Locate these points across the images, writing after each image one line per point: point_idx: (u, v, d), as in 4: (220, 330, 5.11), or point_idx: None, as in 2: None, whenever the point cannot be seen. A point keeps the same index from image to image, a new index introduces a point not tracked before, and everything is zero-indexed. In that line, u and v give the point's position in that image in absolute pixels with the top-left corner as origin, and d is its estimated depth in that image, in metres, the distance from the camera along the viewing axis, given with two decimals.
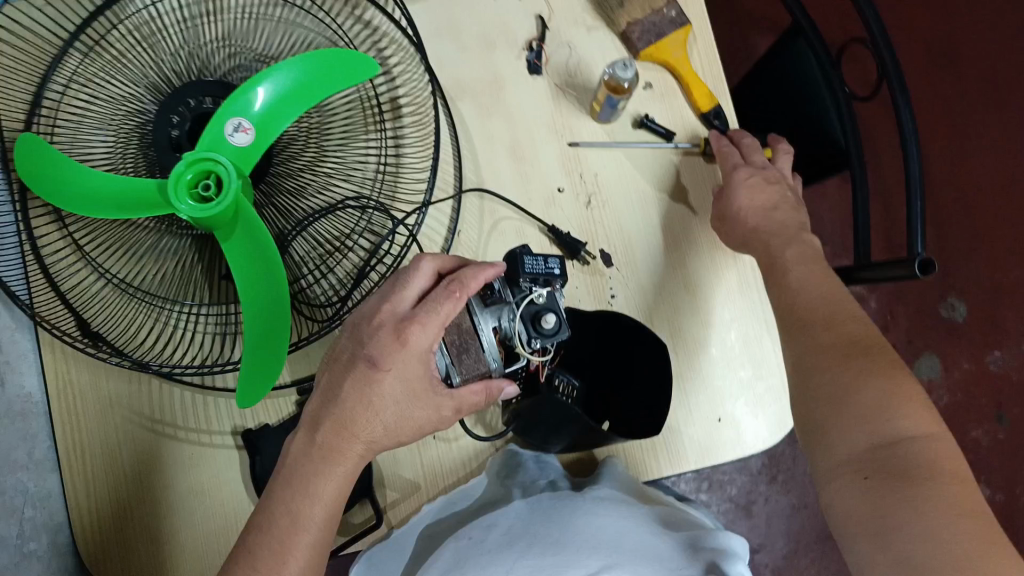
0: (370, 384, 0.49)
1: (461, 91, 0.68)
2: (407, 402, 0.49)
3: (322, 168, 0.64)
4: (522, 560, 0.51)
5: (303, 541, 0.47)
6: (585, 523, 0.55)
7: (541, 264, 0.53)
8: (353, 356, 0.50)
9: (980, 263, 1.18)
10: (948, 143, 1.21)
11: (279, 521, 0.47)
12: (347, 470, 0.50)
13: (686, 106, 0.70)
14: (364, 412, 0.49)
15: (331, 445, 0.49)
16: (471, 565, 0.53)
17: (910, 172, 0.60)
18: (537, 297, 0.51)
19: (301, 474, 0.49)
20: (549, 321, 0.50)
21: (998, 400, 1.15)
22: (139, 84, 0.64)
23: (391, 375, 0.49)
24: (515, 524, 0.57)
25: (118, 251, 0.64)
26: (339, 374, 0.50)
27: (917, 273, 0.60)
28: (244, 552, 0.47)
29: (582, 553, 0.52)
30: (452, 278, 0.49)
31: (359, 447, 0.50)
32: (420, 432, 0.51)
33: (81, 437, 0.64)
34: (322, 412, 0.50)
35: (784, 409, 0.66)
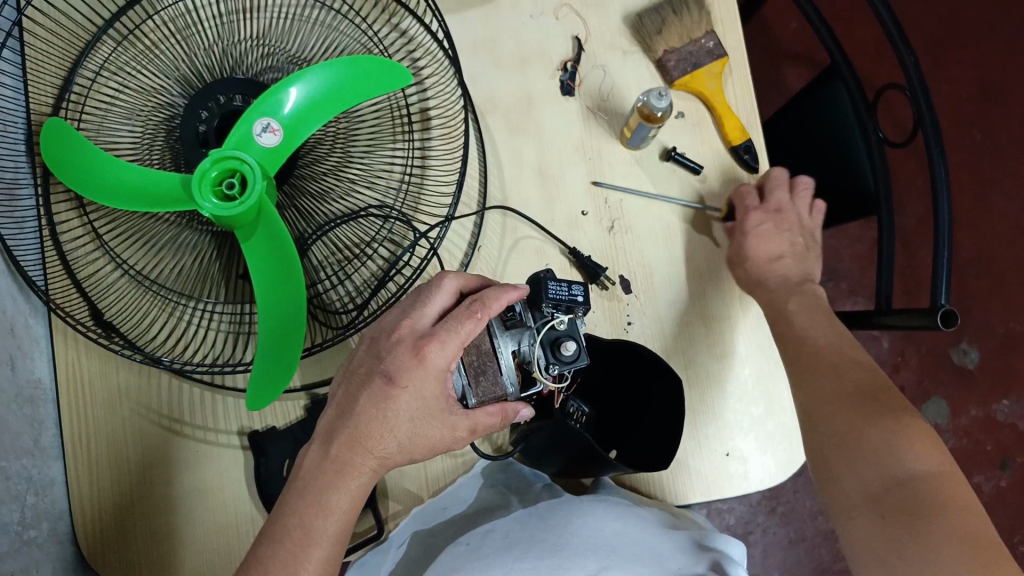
0: (386, 400, 0.49)
1: (493, 108, 0.68)
2: (422, 419, 0.49)
3: (347, 173, 0.63)
4: (520, 562, 0.51)
5: (314, 554, 0.47)
6: (581, 524, 0.55)
7: (565, 290, 0.51)
8: (371, 371, 0.50)
9: (995, 309, 1.18)
10: (971, 187, 1.21)
11: (291, 532, 0.47)
12: (360, 484, 0.49)
13: (717, 139, 0.70)
14: (378, 428, 0.49)
15: (344, 458, 0.49)
16: (469, 567, 0.52)
17: (938, 223, 0.60)
18: (558, 323, 0.50)
19: (314, 486, 0.49)
20: (569, 347, 0.50)
21: (1004, 447, 1.14)
22: (169, 76, 0.63)
23: (408, 392, 0.49)
24: (513, 528, 0.57)
25: (137, 243, 0.63)
26: (356, 387, 0.50)
27: (938, 325, 0.60)
28: (253, 560, 0.47)
29: (580, 555, 0.51)
30: (474, 297, 0.49)
31: (373, 462, 0.49)
32: (433, 450, 0.50)
33: (88, 428, 0.64)
34: (337, 425, 0.50)
35: (793, 447, 0.66)
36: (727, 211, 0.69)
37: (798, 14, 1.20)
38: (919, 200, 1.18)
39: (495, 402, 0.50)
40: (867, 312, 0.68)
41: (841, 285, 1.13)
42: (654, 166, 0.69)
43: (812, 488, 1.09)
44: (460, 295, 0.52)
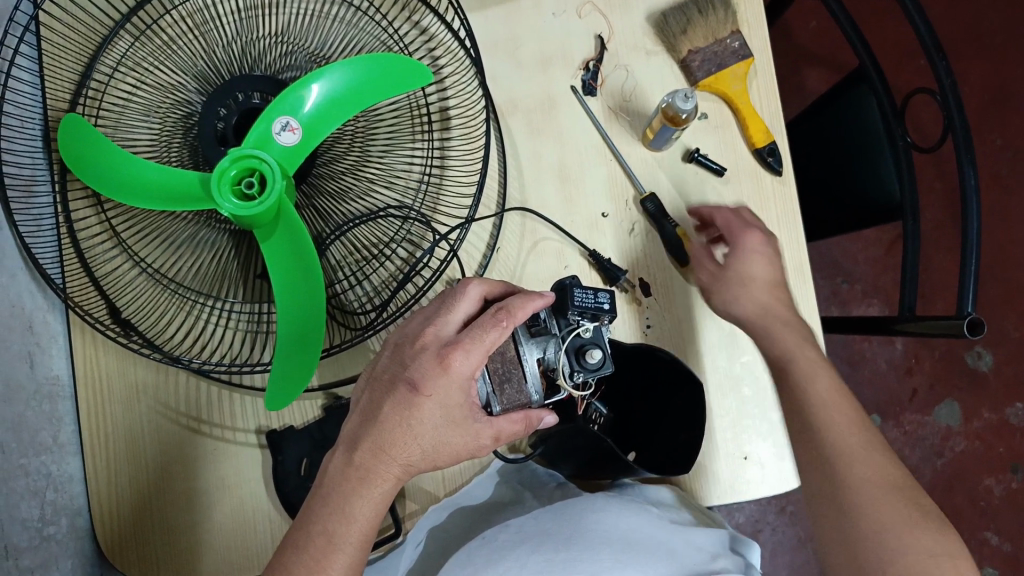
0: (411, 409, 0.48)
1: (514, 111, 0.68)
2: (446, 427, 0.49)
3: (366, 173, 0.63)
4: (535, 555, 0.51)
5: (338, 559, 0.47)
6: (594, 520, 0.54)
7: (591, 298, 0.50)
8: (395, 378, 0.50)
9: (1010, 313, 1.17)
10: (988, 190, 1.20)
11: (315, 539, 0.47)
12: (382, 493, 0.49)
13: (740, 141, 0.68)
14: (402, 436, 0.49)
15: (368, 466, 0.49)
16: (484, 560, 0.52)
17: (967, 234, 0.60)
18: (583, 330, 0.50)
19: (338, 493, 0.48)
20: (594, 355, 0.49)
21: (1016, 451, 1.14)
22: (187, 72, 0.63)
23: (432, 400, 0.48)
24: (526, 522, 0.57)
25: (156, 240, 0.63)
26: (380, 394, 0.50)
27: (963, 333, 0.59)
28: (276, 565, 0.47)
29: (594, 548, 0.51)
30: (498, 306, 0.48)
31: (397, 470, 0.49)
32: (456, 458, 0.50)
33: (106, 424, 0.64)
34: (360, 432, 0.50)
35: None
36: (650, 194, 0.66)
37: (818, 12, 1.19)
38: (935, 204, 1.17)
39: (518, 407, 0.50)
40: (886, 318, 0.67)
41: (857, 287, 1.12)
42: (676, 167, 0.68)
43: None
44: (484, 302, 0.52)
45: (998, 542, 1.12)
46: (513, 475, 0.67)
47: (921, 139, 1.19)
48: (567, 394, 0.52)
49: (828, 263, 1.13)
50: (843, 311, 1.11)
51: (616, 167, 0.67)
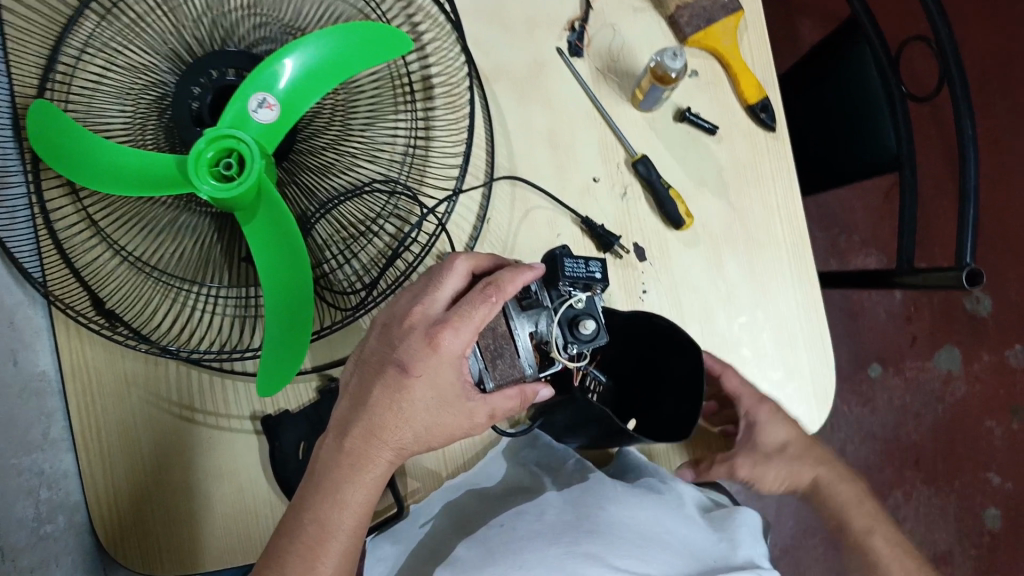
0: (400, 390, 0.47)
1: (499, 77, 0.65)
2: (438, 407, 0.48)
3: (348, 147, 0.61)
4: (556, 547, 0.50)
5: (333, 547, 0.46)
6: (618, 513, 0.54)
7: (582, 268, 0.50)
8: (384, 360, 0.48)
9: (1009, 257, 1.16)
10: (986, 133, 1.18)
11: (307, 524, 0.47)
12: (374, 477, 0.48)
13: (733, 99, 0.66)
14: (392, 420, 0.48)
15: (360, 451, 0.48)
16: (504, 551, 0.51)
17: (964, 181, 0.58)
18: (575, 302, 0.49)
19: (330, 480, 0.47)
20: (588, 326, 0.48)
21: (1015, 393, 1.14)
22: (159, 52, 0.61)
23: (422, 381, 0.47)
24: (548, 511, 0.55)
25: (135, 228, 0.61)
26: (369, 378, 0.49)
27: (963, 284, 0.57)
28: (270, 557, 0.46)
29: (618, 544, 0.50)
30: (487, 280, 0.47)
31: (389, 453, 0.48)
32: (450, 437, 0.49)
33: (98, 417, 0.63)
34: (350, 416, 0.48)
35: (814, 411, 0.64)
36: (642, 157, 0.64)
37: None
38: (931, 149, 1.16)
39: (513, 384, 0.49)
40: (886, 272, 0.66)
41: (855, 237, 1.11)
42: (668, 128, 0.66)
43: (824, 439, 1.11)
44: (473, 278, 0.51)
45: (1000, 483, 1.13)
46: (529, 455, 0.66)
47: (916, 88, 1.17)
48: (562, 365, 0.50)
49: (827, 213, 1.11)
50: (842, 263, 1.10)
51: (606, 130, 0.66)
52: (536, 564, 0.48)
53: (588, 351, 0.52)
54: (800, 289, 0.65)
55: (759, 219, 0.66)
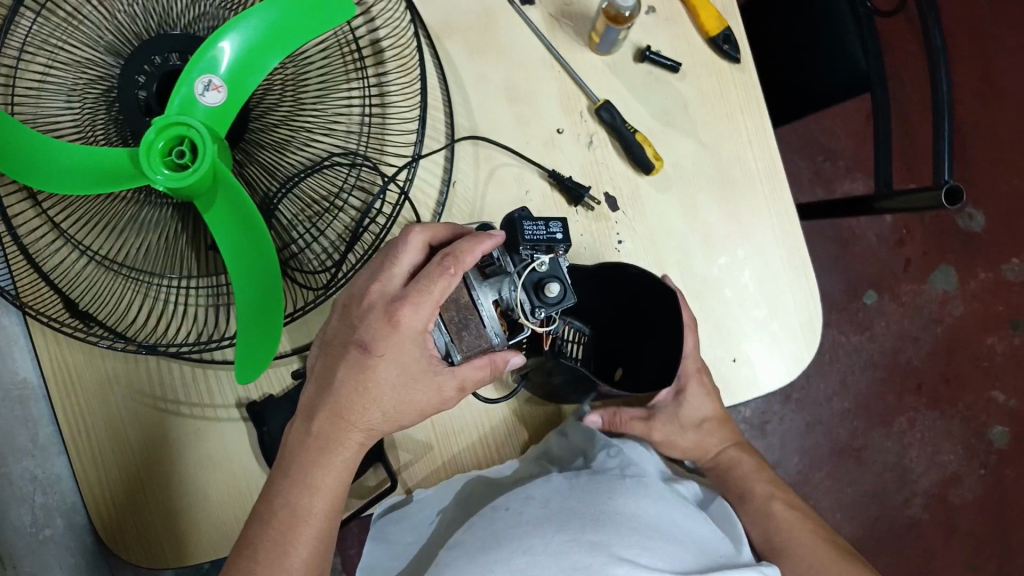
0: (366, 371, 0.46)
1: (451, 34, 0.63)
2: (405, 385, 0.46)
3: (301, 122, 0.59)
4: (560, 535, 0.50)
5: (306, 534, 0.45)
6: (625, 499, 0.53)
7: (542, 230, 0.48)
8: (345, 342, 0.47)
9: (999, 170, 1.14)
10: (965, 45, 1.16)
11: (278, 512, 0.45)
12: (345, 459, 0.47)
13: (694, 32, 0.64)
14: (361, 400, 0.46)
15: (328, 435, 0.46)
16: (508, 537, 0.51)
17: (937, 96, 0.56)
18: (539, 265, 0.47)
19: (299, 465, 0.46)
20: (553, 289, 0.46)
21: (1014, 309, 1.13)
22: (98, 45, 0.59)
23: (386, 360, 0.46)
24: (552, 497, 0.55)
25: (99, 227, 0.60)
26: (332, 359, 0.47)
27: (942, 202, 0.56)
28: (243, 549, 0.45)
29: (624, 533, 0.50)
30: (446, 252, 0.45)
31: (358, 435, 0.47)
32: (422, 414, 0.48)
33: (86, 421, 0.63)
34: (316, 400, 0.47)
35: (800, 347, 0.63)
36: (605, 102, 0.62)
37: None
38: (912, 66, 1.13)
39: (479, 355, 0.47)
40: (866, 197, 0.64)
41: (840, 163, 1.09)
42: (628, 71, 0.64)
43: (824, 372, 1.10)
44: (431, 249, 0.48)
45: (1005, 400, 1.12)
46: (551, 447, 0.62)
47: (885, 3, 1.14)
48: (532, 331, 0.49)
49: (812, 140, 1.09)
50: (827, 189, 1.08)
51: (565, 78, 0.63)
52: (540, 551, 0.49)
53: (557, 315, 0.50)
54: (777, 224, 0.64)
55: (731, 155, 0.64)
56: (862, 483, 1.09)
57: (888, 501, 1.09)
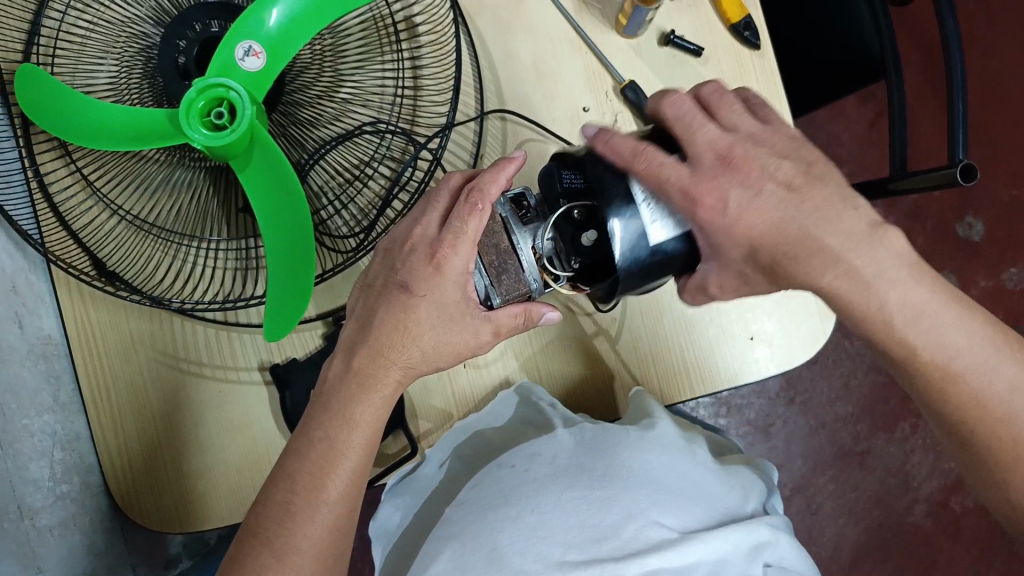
0: (407, 310, 0.49)
1: (481, 12, 0.65)
2: (442, 327, 0.49)
3: (339, 94, 0.61)
4: (568, 491, 0.50)
5: (343, 466, 0.48)
6: (632, 455, 0.53)
7: (578, 179, 0.51)
8: (386, 283, 0.50)
9: (998, 180, 1.18)
10: (967, 57, 1.19)
11: (317, 444, 0.49)
12: (385, 396, 0.50)
13: (715, 19, 0.67)
14: (400, 338, 0.49)
15: (368, 370, 0.50)
16: (518, 490, 0.52)
17: (951, 76, 0.59)
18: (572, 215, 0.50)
19: (343, 400, 0.49)
20: (586, 238, 0.50)
21: (1014, 315, 1.16)
22: (142, 7, 0.61)
23: (428, 300, 0.49)
24: (561, 452, 0.55)
25: (129, 186, 0.61)
26: (373, 300, 0.51)
27: (957, 180, 0.58)
28: (279, 474, 0.48)
29: (632, 487, 0.50)
30: (471, 187, 0.49)
31: (396, 372, 0.50)
32: (457, 356, 0.51)
33: (106, 381, 0.63)
34: (359, 339, 0.50)
35: (817, 325, 0.66)
36: (629, 82, 0.65)
37: None
38: (914, 76, 1.17)
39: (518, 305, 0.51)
40: (881, 178, 0.67)
41: (843, 169, 1.12)
42: (653, 53, 0.66)
43: (828, 375, 1.12)
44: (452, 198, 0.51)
45: None
46: (542, 391, 0.64)
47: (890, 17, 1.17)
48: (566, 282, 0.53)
49: (815, 148, 1.12)
50: None
51: (591, 59, 0.66)
52: (551, 508, 0.50)
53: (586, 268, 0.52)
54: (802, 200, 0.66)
55: None
56: (865, 487, 1.11)
57: (890, 507, 1.11)
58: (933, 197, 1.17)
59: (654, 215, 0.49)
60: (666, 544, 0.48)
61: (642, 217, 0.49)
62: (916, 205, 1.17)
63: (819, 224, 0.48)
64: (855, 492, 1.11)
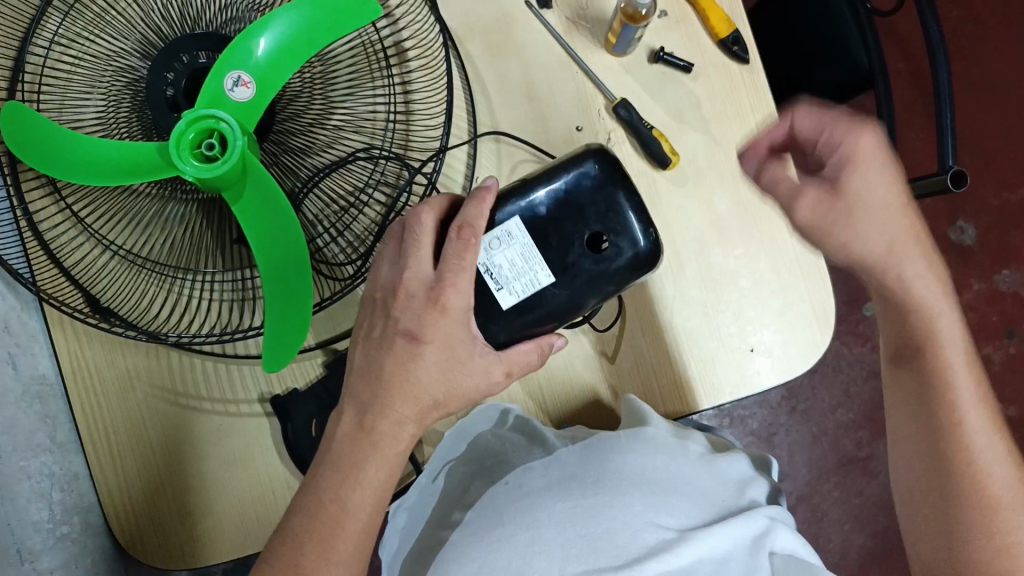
0: (411, 361, 0.49)
1: (471, 35, 0.65)
2: (449, 371, 0.49)
3: (331, 121, 0.60)
4: (561, 503, 0.51)
5: (353, 501, 0.48)
6: (622, 460, 0.54)
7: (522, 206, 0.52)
8: (387, 333, 0.50)
9: (988, 184, 1.19)
10: (954, 63, 1.20)
11: (326, 506, 0.47)
12: (398, 452, 0.49)
13: (704, 35, 0.67)
14: (407, 392, 0.49)
15: (380, 429, 0.49)
16: (513, 507, 0.52)
17: (937, 86, 0.60)
18: (510, 229, 0.52)
19: (349, 460, 0.48)
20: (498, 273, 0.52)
21: (1010, 318, 1.17)
22: (128, 39, 0.60)
23: (434, 347, 0.49)
24: (551, 464, 0.56)
25: (122, 222, 0.60)
26: (374, 353, 0.50)
27: (948, 187, 0.59)
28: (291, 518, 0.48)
29: (624, 493, 0.51)
30: (460, 223, 0.49)
31: (409, 427, 0.49)
32: (467, 400, 0.51)
33: (104, 418, 0.62)
34: (358, 388, 0.50)
35: (818, 334, 0.66)
36: (621, 101, 0.65)
37: None
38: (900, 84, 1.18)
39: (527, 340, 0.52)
40: None
41: None
42: (643, 70, 0.67)
43: (828, 384, 1.12)
44: (441, 223, 0.52)
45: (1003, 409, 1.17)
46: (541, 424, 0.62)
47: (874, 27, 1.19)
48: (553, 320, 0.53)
49: None
50: None
51: (584, 80, 0.66)
52: (546, 522, 0.50)
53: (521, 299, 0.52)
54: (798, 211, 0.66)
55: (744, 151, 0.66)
56: (868, 494, 1.11)
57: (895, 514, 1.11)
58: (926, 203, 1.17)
59: (500, 280, 0.51)
60: (663, 546, 0.48)
61: (490, 282, 0.51)
62: None
63: (860, 220, 0.55)
64: (859, 499, 1.11)
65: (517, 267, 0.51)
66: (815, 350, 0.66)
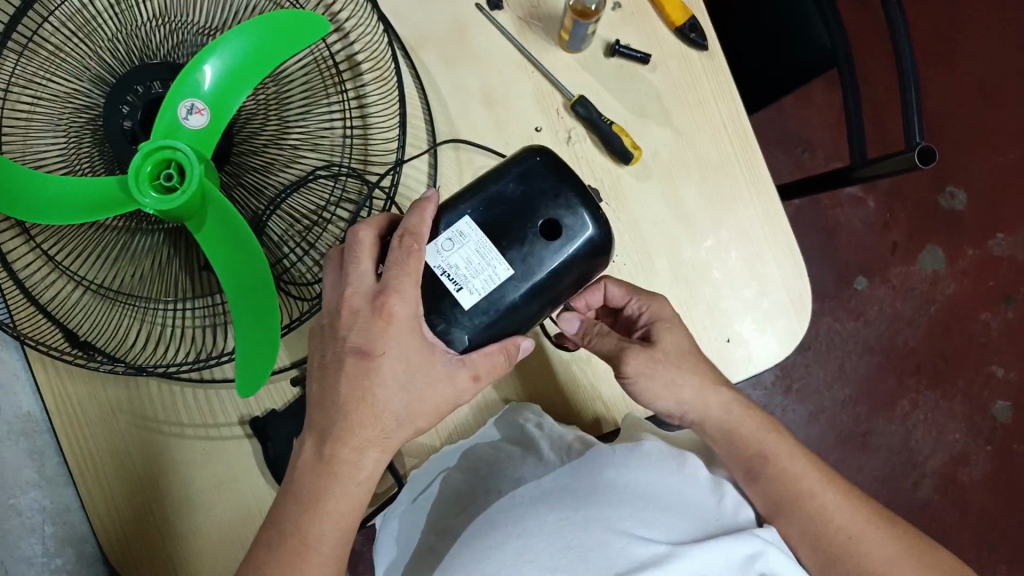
0: (370, 378, 0.48)
1: (425, 43, 0.65)
2: (410, 388, 0.49)
3: (288, 140, 0.60)
4: (552, 513, 0.49)
5: (319, 526, 0.48)
6: (616, 472, 0.52)
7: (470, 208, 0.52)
8: (341, 354, 0.49)
9: (976, 147, 1.19)
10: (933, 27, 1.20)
11: (288, 537, 0.48)
12: (357, 482, 0.49)
13: (660, 25, 0.67)
14: (365, 412, 0.49)
15: (341, 458, 0.48)
16: (502, 521, 0.50)
17: (900, 64, 0.58)
18: (461, 233, 0.51)
19: (313, 485, 0.48)
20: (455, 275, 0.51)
21: (1006, 283, 1.17)
22: (81, 77, 0.60)
23: (390, 358, 0.49)
24: (544, 476, 0.54)
25: (90, 256, 0.61)
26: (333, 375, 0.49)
27: (916, 164, 0.57)
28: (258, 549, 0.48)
29: (616, 505, 0.49)
30: (403, 231, 0.50)
31: (372, 451, 0.49)
32: (435, 413, 0.51)
33: (85, 449, 0.63)
34: (318, 417, 0.50)
35: (794, 322, 0.65)
36: (579, 98, 0.64)
37: None
38: (879, 54, 1.17)
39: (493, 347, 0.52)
40: (841, 168, 0.67)
41: (818, 154, 1.12)
42: (599, 65, 0.66)
43: (822, 360, 1.14)
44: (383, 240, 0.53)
45: (1004, 374, 1.16)
46: (531, 412, 0.65)
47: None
48: (514, 321, 0.53)
49: (788, 137, 1.12)
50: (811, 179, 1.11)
51: (541, 79, 0.66)
52: (536, 532, 0.48)
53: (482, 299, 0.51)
54: (767, 196, 0.66)
55: (707, 141, 0.66)
56: (869, 467, 1.13)
57: (898, 486, 1.13)
58: (913, 173, 1.18)
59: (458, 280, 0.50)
60: (653, 561, 0.46)
61: (449, 284, 0.51)
62: (897, 181, 1.17)
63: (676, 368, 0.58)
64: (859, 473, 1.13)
65: (474, 266, 0.51)
66: (794, 333, 0.65)
